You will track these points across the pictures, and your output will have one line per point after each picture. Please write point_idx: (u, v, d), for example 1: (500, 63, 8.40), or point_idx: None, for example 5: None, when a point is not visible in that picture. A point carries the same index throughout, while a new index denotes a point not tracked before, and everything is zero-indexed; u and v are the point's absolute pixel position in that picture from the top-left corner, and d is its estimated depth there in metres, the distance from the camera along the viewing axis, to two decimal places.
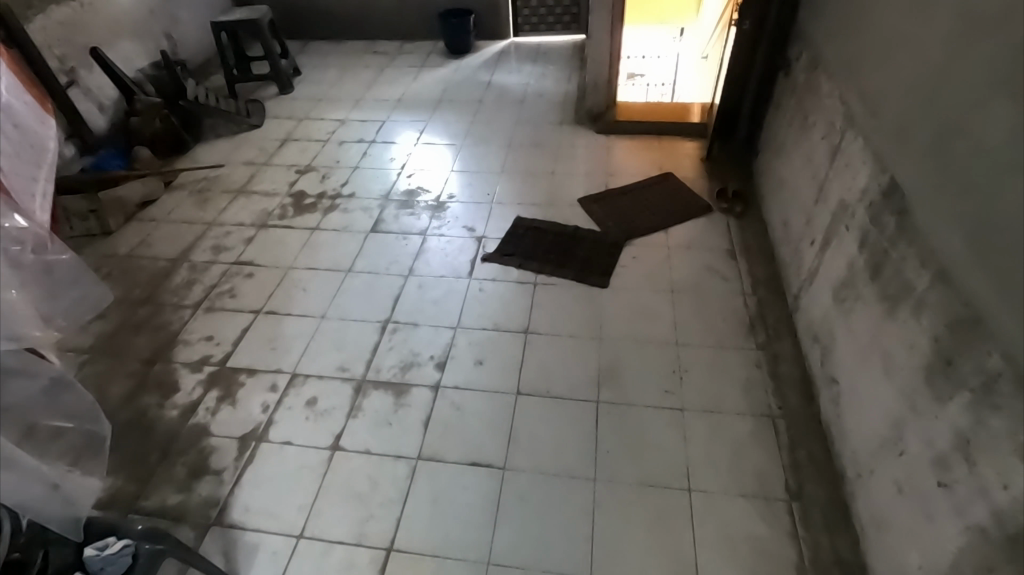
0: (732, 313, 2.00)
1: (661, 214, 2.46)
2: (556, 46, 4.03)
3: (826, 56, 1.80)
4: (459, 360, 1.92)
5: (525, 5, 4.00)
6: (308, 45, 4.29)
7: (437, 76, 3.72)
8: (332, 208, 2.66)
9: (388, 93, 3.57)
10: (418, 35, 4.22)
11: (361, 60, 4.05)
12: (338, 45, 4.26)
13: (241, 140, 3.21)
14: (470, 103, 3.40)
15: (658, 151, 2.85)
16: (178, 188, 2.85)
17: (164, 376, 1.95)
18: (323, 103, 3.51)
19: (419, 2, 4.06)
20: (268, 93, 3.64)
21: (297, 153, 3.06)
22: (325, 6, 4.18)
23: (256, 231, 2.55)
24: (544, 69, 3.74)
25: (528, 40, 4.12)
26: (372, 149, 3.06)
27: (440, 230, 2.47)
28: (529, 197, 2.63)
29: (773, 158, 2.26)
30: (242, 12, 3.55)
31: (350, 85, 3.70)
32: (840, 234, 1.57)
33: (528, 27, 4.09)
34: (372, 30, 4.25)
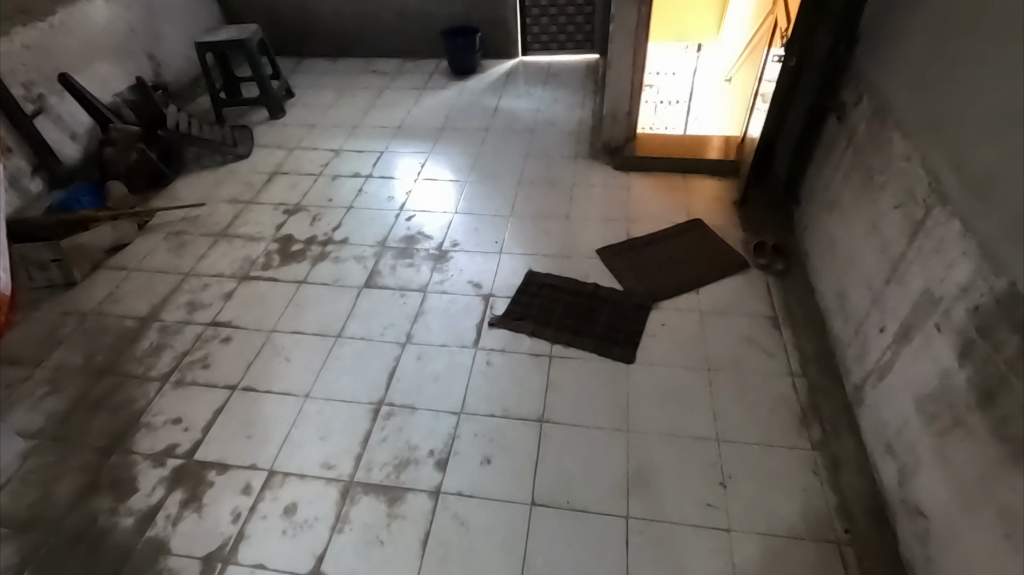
0: (779, 400, 1.72)
1: (691, 270, 2.19)
2: (567, 66, 3.76)
3: (898, 109, 1.53)
4: (463, 456, 1.66)
5: (534, 23, 3.74)
6: (302, 63, 4.03)
7: (440, 99, 3.46)
8: (322, 256, 2.40)
9: (387, 119, 3.31)
10: (419, 53, 3.96)
11: (358, 79, 3.79)
12: (334, 64, 4.00)
13: (226, 173, 2.95)
14: (475, 132, 3.13)
15: (683, 192, 2.58)
16: (153, 229, 2.59)
17: (121, 471, 1.68)
18: (316, 131, 3.24)
19: (421, 18, 3.79)
20: (257, 119, 3.38)
21: (286, 189, 2.79)
22: (321, 21, 3.93)
23: (236, 284, 2.29)
24: (554, 92, 3.47)
25: (537, 59, 3.85)
26: (369, 185, 2.79)
27: (443, 286, 2.21)
28: (541, 246, 2.36)
29: (822, 212, 1.98)
30: (229, 31, 3.27)
31: (347, 109, 3.44)
32: (926, 333, 1.30)
33: (538, 45, 3.82)
34: (370, 47, 3.99)
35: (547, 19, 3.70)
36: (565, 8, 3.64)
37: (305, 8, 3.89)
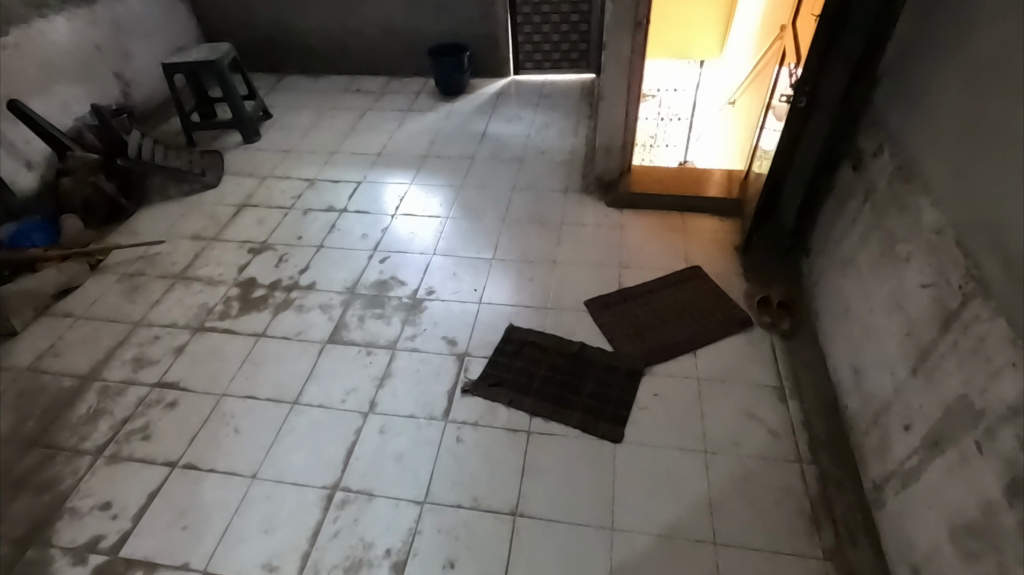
0: (785, 493, 1.52)
1: (689, 328, 1.98)
2: (561, 87, 3.56)
3: (928, 170, 1.32)
4: (423, 559, 1.45)
5: (526, 41, 3.54)
6: (284, 80, 3.84)
7: (425, 123, 3.26)
8: (284, 304, 2.19)
9: (367, 144, 3.11)
10: (406, 72, 3.76)
11: (340, 99, 3.59)
12: (316, 81, 3.81)
13: (192, 204, 2.75)
14: (461, 161, 2.93)
15: (681, 235, 2.37)
16: (107, 270, 2.39)
17: (37, 570, 1.49)
18: (291, 157, 3.05)
19: (407, 35, 3.60)
20: (231, 142, 3.19)
21: (253, 225, 2.59)
22: (302, 37, 3.74)
23: (189, 337, 2.09)
24: (546, 116, 3.26)
25: (530, 78, 3.65)
26: (342, 221, 2.58)
27: (414, 342, 2.00)
28: (524, 295, 2.15)
29: (835, 271, 1.77)
30: (200, 50, 3.07)
31: (326, 132, 3.24)
32: (962, 449, 1.10)
33: (530, 64, 3.62)
34: (355, 64, 3.80)
35: (540, 37, 3.50)
36: (559, 26, 3.44)
37: (287, 24, 3.70)
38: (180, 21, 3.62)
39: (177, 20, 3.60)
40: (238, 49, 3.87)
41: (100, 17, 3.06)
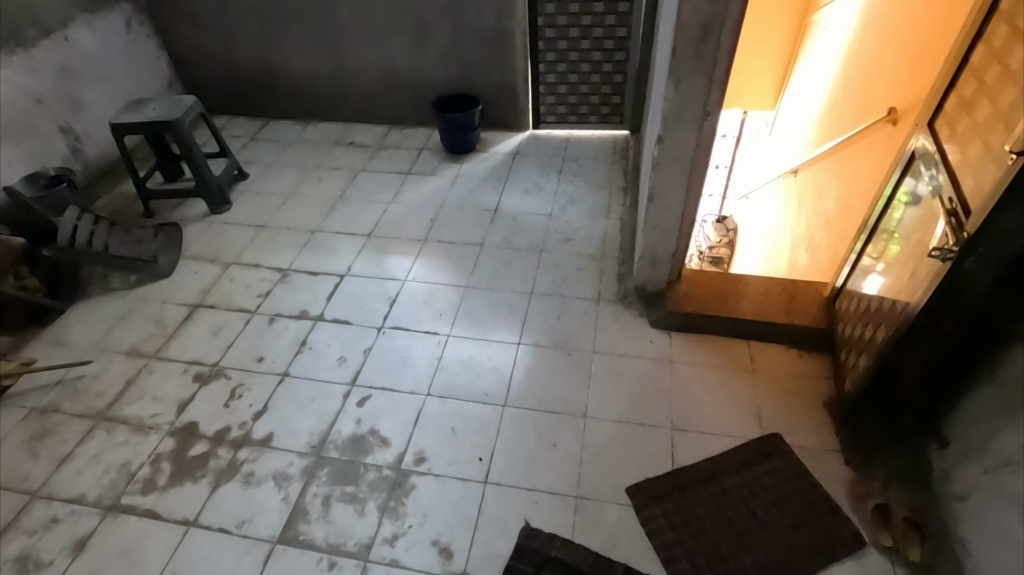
0: None
1: (773, 547, 1.43)
2: (589, 146, 3.02)
3: None
4: None
5: (549, 91, 2.99)
6: (267, 128, 3.34)
7: (426, 193, 2.74)
8: (228, 471, 1.67)
9: (356, 220, 2.59)
10: (408, 120, 3.25)
11: (330, 153, 3.08)
12: (303, 129, 3.30)
13: (137, 301, 2.24)
14: (467, 248, 2.40)
15: (751, 378, 1.82)
16: (12, 404, 1.88)
17: None
18: (265, 235, 2.54)
19: (409, 81, 3.08)
20: (195, 212, 2.68)
21: (206, 337, 2.08)
22: (289, 79, 3.23)
23: (96, 523, 1.57)
24: (571, 186, 2.72)
25: (552, 133, 3.11)
26: (316, 335, 2.06)
27: (394, 550, 1.48)
28: (544, 472, 1.61)
29: (1000, 504, 1.22)
30: (159, 104, 2.54)
31: (308, 201, 2.73)
32: None
33: (552, 118, 3.09)
34: (348, 110, 3.28)
35: (565, 88, 2.96)
36: (589, 76, 2.90)
37: (271, 63, 3.19)
38: (147, 60, 3.12)
39: (143, 60, 3.10)
40: (216, 90, 3.37)
41: (42, 64, 2.55)
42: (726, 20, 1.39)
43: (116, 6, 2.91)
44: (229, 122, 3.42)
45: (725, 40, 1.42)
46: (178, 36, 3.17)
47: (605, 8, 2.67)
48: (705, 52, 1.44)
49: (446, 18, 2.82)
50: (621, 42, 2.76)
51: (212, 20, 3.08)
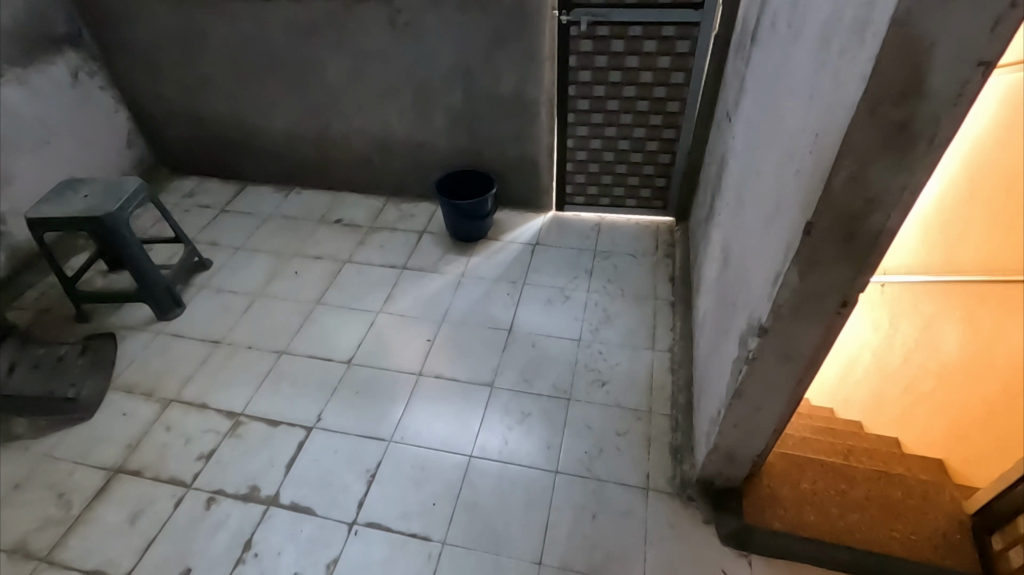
0: None
1: None
2: (625, 235, 2.48)
3: None
4: None
5: (578, 170, 2.47)
6: (243, 195, 2.84)
7: (425, 298, 2.22)
8: None
9: (336, 337, 2.08)
10: (408, 193, 2.74)
11: (313, 235, 2.56)
12: (284, 199, 2.80)
13: (42, 458, 1.73)
14: (473, 391, 1.86)
15: None
16: None
17: None
18: (220, 357, 2.02)
19: (410, 151, 2.57)
20: (137, 318, 2.16)
21: (119, 529, 1.56)
22: (269, 140, 2.72)
23: None
24: (605, 297, 2.18)
25: (579, 217, 2.59)
26: (266, 533, 1.54)
27: None
28: None
29: None
30: (91, 189, 2.03)
31: (279, 305, 2.21)
32: None
33: (581, 199, 2.56)
34: (337, 179, 2.78)
35: (598, 167, 2.43)
36: (628, 155, 2.36)
37: (247, 123, 2.68)
38: (99, 116, 2.61)
39: (95, 116, 2.60)
40: (186, 148, 2.87)
41: None
42: (907, 196, 0.84)
43: (60, 56, 2.41)
44: (199, 185, 2.92)
45: (897, 222, 0.88)
46: (139, 88, 2.67)
47: (654, 78, 2.12)
48: (861, 236, 0.90)
49: (456, 82, 2.30)
50: (671, 118, 2.22)
51: (177, 72, 2.57)
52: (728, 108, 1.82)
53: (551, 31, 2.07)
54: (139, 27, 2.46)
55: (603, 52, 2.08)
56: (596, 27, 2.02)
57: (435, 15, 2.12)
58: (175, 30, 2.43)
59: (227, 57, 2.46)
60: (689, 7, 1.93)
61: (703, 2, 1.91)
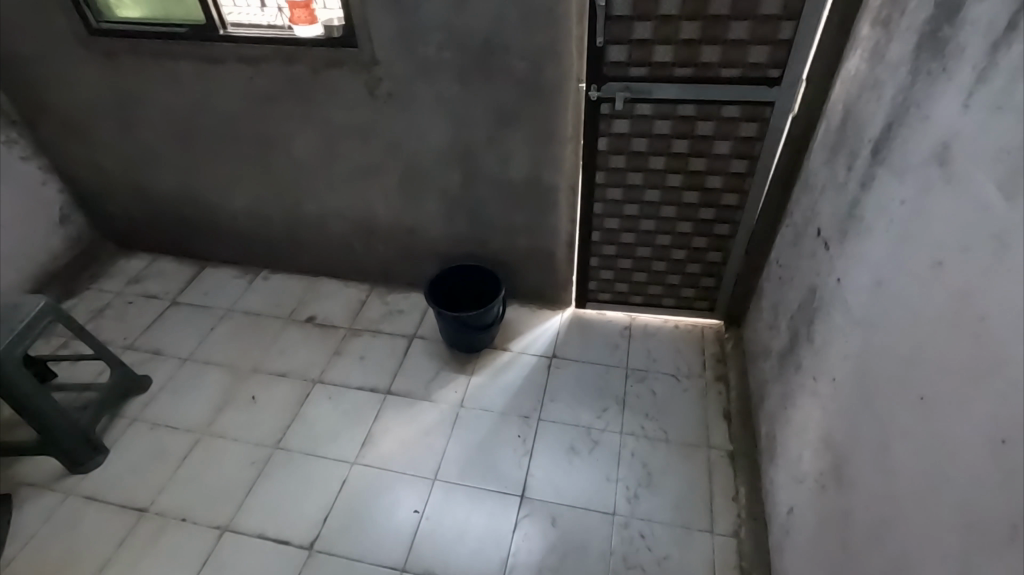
0: None
1: None
2: (662, 345, 2.01)
3: None
4: None
5: (604, 265, 2.00)
6: (199, 280, 2.37)
7: (414, 440, 1.75)
8: None
9: (298, 503, 1.61)
10: (395, 281, 2.27)
11: (277, 341, 2.09)
12: (248, 286, 2.33)
13: None
14: None
15: None
16: None
17: None
18: (144, 536, 1.55)
19: (397, 236, 2.11)
20: (42, 473, 1.69)
21: None
22: (228, 219, 2.25)
23: None
24: (643, 442, 1.71)
25: (604, 317, 2.12)
26: None
27: None
28: None
29: None
30: None
31: (230, 450, 1.75)
32: None
33: (606, 296, 2.09)
34: (311, 262, 2.31)
35: (630, 263, 1.96)
36: (668, 251, 1.90)
37: (202, 198, 2.21)
38: (19, 194, 2.15)
39: (14, 193, 2.13)
40: (132, 223, 2.40)
41: None
42: None
43: None
44: (149, 265, 2.45)
45: None
46: (70, 157, 2.21)
47: (707, 166, 1.65)
48: None
49: (453, 162, 1.83)
50: (726, 212, 1.75)
51: (114, 141, 2.11)
52: (818, 224, 1.35)
53: (575, 108, 1.60)
54: (64, 90, 1.99)
55: (643, 135, 1.61)
56: (636, 105, 1.55)
57: (425, 86, 1.66)
58: (106, 95, 1.96)
59: (171, 126, 2.00)
60: (762, 83, 1.45)
61: (782, 77, 1.43)
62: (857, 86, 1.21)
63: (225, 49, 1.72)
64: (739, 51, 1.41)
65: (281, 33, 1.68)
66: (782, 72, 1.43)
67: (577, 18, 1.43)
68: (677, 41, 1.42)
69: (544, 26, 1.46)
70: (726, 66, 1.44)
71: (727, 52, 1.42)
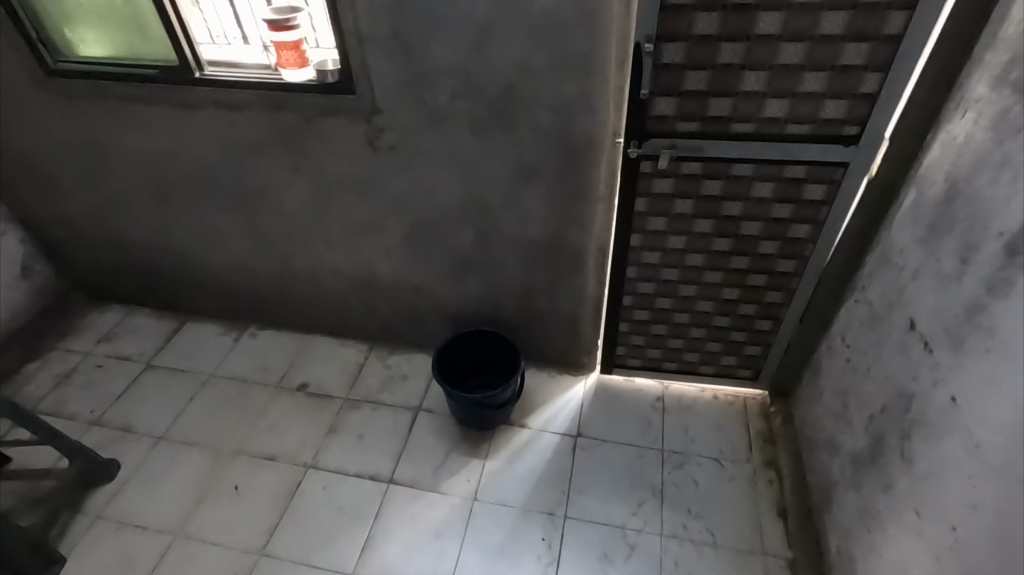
0: None
1: None
2: (701, 419, 1.78)
3: None
4: None
5: (634, 330, 1.77)
6: (178, 338, 2.12)
7: (422, 544, 1.52)
8: None
9: None
10: (398, 340, 2.04)
11: (264, 414, 1.85)
12: (233, 344, 2.09)
13: None
14: None
15: None
16: None
17: None
18: None
19: (400, 295, 1.87)
20: None
21: None
22: (210, 271, 2.01)
23: None
24: (687, 547, 1.49)
25: (633, 384, 1.89)
26: None
27: None
28: None
29: None
30: None
31: (209, 556, 1.52)
32: None
33: (636, 361, 1.86)
34: (304, 319, 2.08)
35: (665, 328, 1.73)
36: (709, 318, 1.67)
37: (180, 250, 1.98)
38: None
39: None
40: (104, 274, 2.16)
41: None
42: None
43: None
44: (123, 319, 2.21)
45: None
46: (31, 204, 1.96)
47: (761, 230, 1.43)
48: None
49: (465, 220, 1.60)
50: (780, 279, 1.53)
51: (79, 189, 1.87)
52: (909, 314, 1.13)
53: (610, 165, 1.38)
54: (19, 133, 1.75)
55: (689, 195, 1.39)
56: (682, 163, 1.32)
57: (434, 138, 1.43)
58: (67, 139, 1.72)
59: (142, 175, 1.76)
60: (835, 142, 1.23)
61: (860, 135, 1.21)
62: (969, 158, 0.99)
63: (201, 93, 1.48)
64: (811, 105, 1.19)
65: (266, 76, 1.45)
66: (860, 129, 1.20)
67: (617, 66, 1.20)
68: (737, 92, 1.19)
69: (576, 73, 1.23)
70: (794, 122, 1.22)
71: (797, 106, 1.19)
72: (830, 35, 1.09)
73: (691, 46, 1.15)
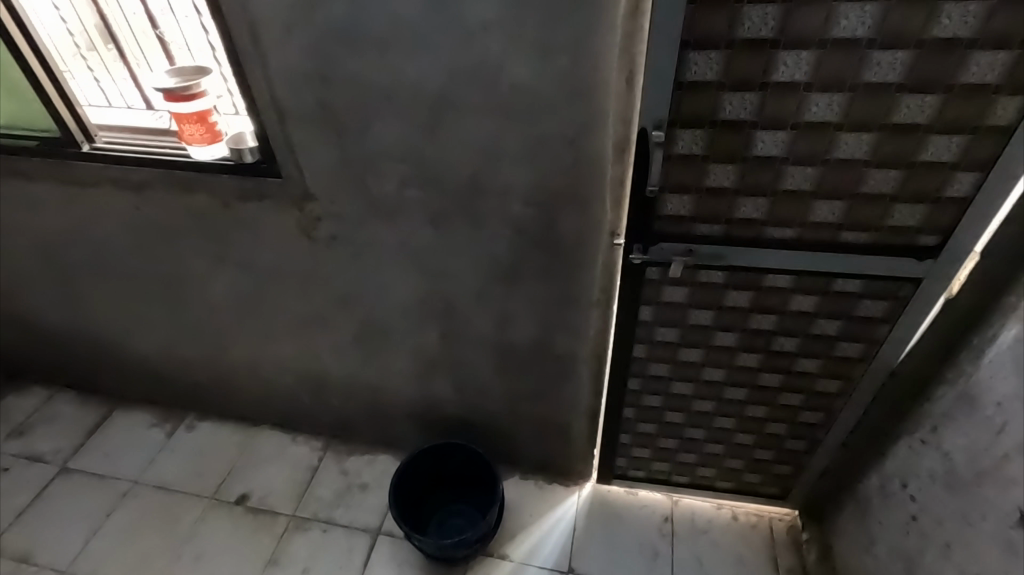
0: None
1: None
2: (719, 549, 1.47)
3: None
4: None
5: (638, 441, 1.46)
6: (102, 431, 1.81)
7: None
8: None
9: None
10: (358, 438, 1.73)
11: (193, 539, 1.54)
12: (166, 439, 1.78)
13: None
14: None
15: None
16: None
17: None
18: None
19: (357, 393, 1.56)
20: None
21: None
22: (135, 358, 1.70)
23: None
24: None
25: (636, 498, 1.58)
26: None
27: None
28: None
29: None
30: None
31: None
32: None
33: (639, 473, 1.55)
34: (249, 410, 1.77)
35: (675, 443, 1.42)
36: (729, 434, 1.36)
37: (98, 333, 1.67)
38: None
39: None
40: (18, 353, 1.85)
41: None
42: None
43: None
44: (42, 404, 1.90)
45: None
46: None
47: (799, 347, 1.12)
48: None
49: (428, 320, 1.29)
50: (820, 399, 1.22)
51: None
52: (1015, 503, 0.83)
53: (607, 269, 1.08)
54: None
55: (708, 306, 1.08)
56: (700, 271, 1.02)
57: (384, 230, 1.13)
58: None
59: (41, 254, 1.45)
60: (906, 254, 0.93)
61: (941, 247, 0.91)
62: None
63: (93, 169, 1.18)
64: (876, 210, 0.89)
65: (170, 149, 1.15)
66: (941, 240, 0.90)
67: (615, 155, 0.90)
68: (776, 192, 0.89)
69: (561, 162, 0.93)
70: (850, 228, 0.92)
71: (856, 210, 0.89)
72: (908, 126, 0.79)
73: (716, 134, 0.85)
